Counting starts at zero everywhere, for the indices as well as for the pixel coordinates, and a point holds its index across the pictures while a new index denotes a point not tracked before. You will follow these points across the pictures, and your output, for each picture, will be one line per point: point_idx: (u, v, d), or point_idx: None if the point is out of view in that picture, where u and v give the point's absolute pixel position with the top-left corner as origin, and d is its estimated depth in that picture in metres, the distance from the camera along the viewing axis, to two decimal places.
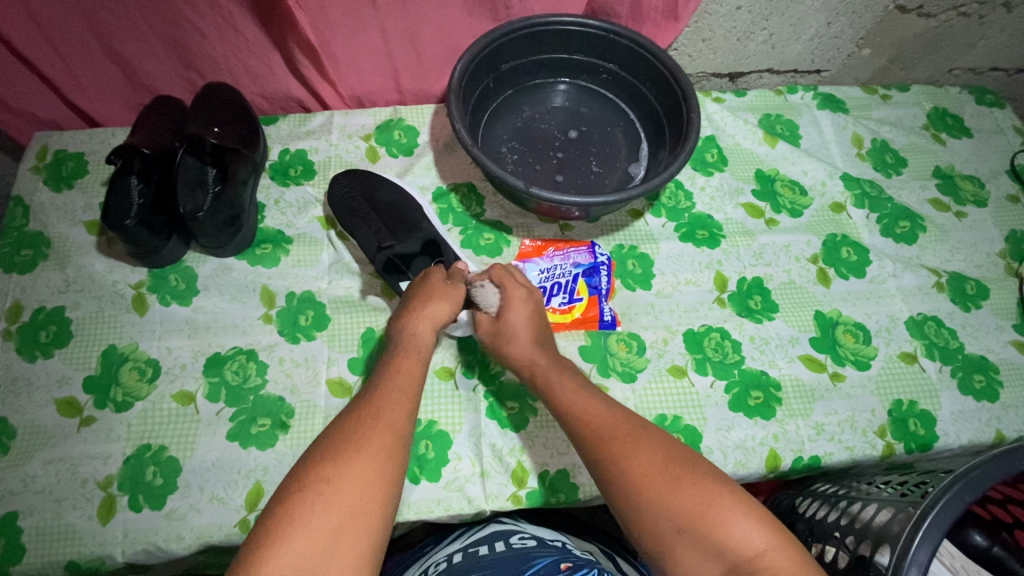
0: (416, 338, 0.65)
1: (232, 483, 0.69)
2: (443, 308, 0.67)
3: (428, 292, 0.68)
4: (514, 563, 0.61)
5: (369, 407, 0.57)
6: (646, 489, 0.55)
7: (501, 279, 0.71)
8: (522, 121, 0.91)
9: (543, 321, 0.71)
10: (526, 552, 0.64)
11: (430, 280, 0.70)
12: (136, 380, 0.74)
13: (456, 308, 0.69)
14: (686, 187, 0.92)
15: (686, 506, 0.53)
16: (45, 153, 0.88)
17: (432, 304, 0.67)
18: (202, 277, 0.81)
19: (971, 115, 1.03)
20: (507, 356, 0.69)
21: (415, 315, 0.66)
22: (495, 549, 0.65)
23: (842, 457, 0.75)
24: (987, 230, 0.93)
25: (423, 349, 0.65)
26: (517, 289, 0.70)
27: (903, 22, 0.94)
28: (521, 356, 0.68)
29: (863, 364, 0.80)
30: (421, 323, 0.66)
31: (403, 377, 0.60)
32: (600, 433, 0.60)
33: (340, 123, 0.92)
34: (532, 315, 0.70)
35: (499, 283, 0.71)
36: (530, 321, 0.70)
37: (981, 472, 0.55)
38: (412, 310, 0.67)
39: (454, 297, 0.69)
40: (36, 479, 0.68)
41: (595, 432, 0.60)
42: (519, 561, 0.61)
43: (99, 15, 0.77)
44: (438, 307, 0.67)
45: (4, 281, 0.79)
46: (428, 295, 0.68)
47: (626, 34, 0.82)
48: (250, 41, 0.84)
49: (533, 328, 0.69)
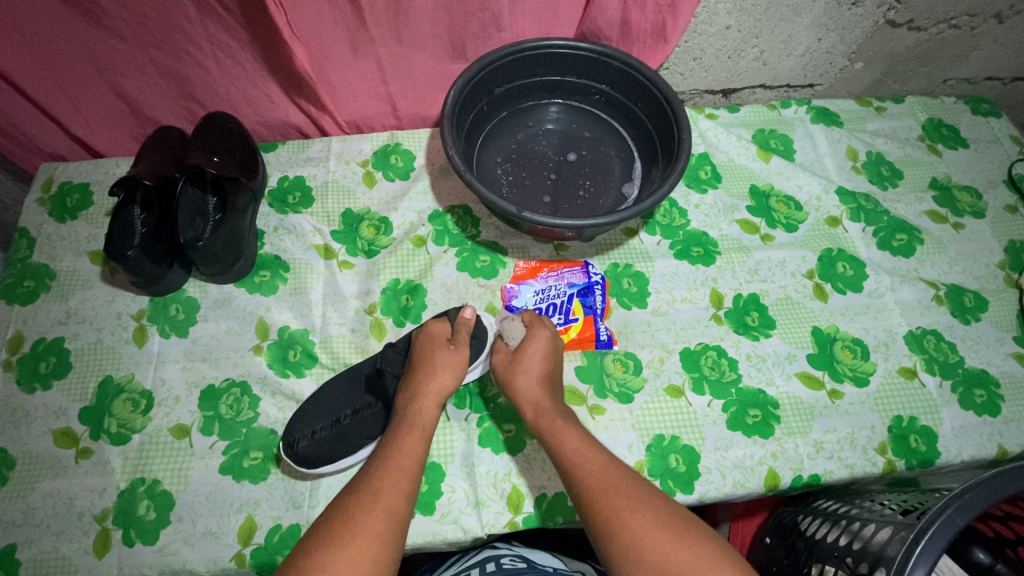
0: (422, 415, 0.67)
1: (224, 517, 0.69)
2: (447, 379, 0.69)
3: (434, 363, 0.69)
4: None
5: (383, 467, 0.62)
6: (633, 534, 0.57)
7: (531, 319, 0.76)
8: (517, 143, 0.92)
9: (558, 360, 0.74)
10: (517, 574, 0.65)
11: (437, 350, 0.71)
12: (129, 412, 0.75)
13: (462, 375, 0.71)
14: (680, 205, 0.92)
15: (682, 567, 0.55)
16: (51, 184, 0.90)
17: (438, 377, 0.69)
18: (202, 307, 0.82)
19: (968, 125, 1.03)
20: (515, 390, 0.70)
21: (422, 384, 0.68)
22: (484, 573, 0.67)
23: (842, 475, 0.74)
24: (986, 242, 0.92)
25: (428, 417, 0.67)
26: (542, 331, 0.74)
27: (894, 35, 0.94)
28: (530, 393, 0.69)
29: (862, 380, 0.80)
30: (428, 397, 0.68)
31: (413, 440, 0.65)
32: (594, 479, 0.62)
33: (337, 149, 0.94)
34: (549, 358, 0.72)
35: (529, 323, 0.76)
36: (547, 360, 0.72)
37: (973, 496, 0.55)
38: (416, 382, 0.69)
39: (458, 365, 0.70)
40: (36, 512, 0.70)
41: (572, 463, 0.63)
42: None
43: (103, 52, 0.79)
44: (446, 377, 0.69)
45: (7, 313, 0.81)
46: (435, 366, 0.69)
47: (616, 56, 0.84)
48: (249, 73, 0.86)
49: (547, 367, 0.72)
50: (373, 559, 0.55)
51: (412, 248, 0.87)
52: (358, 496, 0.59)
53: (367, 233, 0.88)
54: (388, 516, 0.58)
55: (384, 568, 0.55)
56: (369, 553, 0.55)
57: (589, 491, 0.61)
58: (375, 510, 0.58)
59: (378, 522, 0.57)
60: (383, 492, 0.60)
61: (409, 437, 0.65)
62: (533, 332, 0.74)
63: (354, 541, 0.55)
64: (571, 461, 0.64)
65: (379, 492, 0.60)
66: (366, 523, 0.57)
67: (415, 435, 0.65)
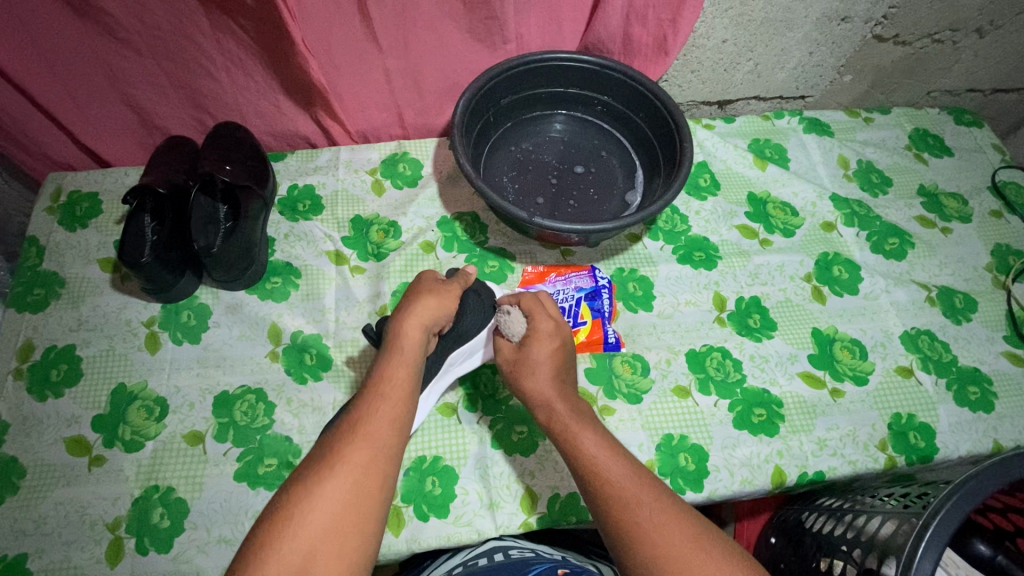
0: (405, 336, 0.67)
1: (238, 524, 0.69)
2: (432, 305, 0.70)
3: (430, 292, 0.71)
4: (515, 569, 0.63)
5: (374, 389, 0.63)
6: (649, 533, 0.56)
7: (532, 306, 0.76)
8: (522, 152, 0.95)
9: (567, 352, 0.74)
10: (525, 561, 0.65)
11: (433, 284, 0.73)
12: (142, 419, 0.75)
13: (452, 306, 0.73)
14: (682, 211, 0.95)
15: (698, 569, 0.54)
16: (60, 194, 0.90)
17: (429, 305, 0.70)
18: (214, 314, 0.83)
19: (952, 135, 1.07)
20: (524, 391, 0.71)
21: (408, 310, 0.69)
22: (494, 560, 0.67)
23: (846, 471, 0.76)
24: (973, 245, 0.96)
25: (414, 344, 0.67)
26: (545, 322, 0.74)
27: (881, 49, 0.99)
28: (541, 392, 0.70)
29: (862, 379, 0.83)
30: (419, 325, 0.68)
31: (400, 363, 0.65)
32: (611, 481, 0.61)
33: (346, 158, 0.96)
34: (554, 349, 0.73)
35: (528, 311, 0.75)
36: (556, 356, 0.73)
37: (977, 482, 0.57)
38: (404, 308, 0.70)
39: (444, 297, 0.72)
40: (47, 521, 0.69)
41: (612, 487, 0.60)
42: (520, 567, 0.63)
43: (116, 64, 0.81)
44: (438, 307, 0.71)
45: (16, 321, 0.81)
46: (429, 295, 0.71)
47: (619, 68, 0.87)
48: (260, 84, 0.87)
49: (554, 363, 0.72)
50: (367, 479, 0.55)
51: (421, 252, 0.88)
52: (351, 420, 0.60)
53: (378, 238, 0.90)
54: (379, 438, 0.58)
55: (378, 487, 0.56)
56: (364, 472, 0.56)
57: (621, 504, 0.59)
58: (366, 431, 0.58)
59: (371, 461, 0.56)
60: (375, 415, 0.60)
61: (395, 361, 0.65)
62: (533, 326, 0.74)
63: (349, 462, 0.56)
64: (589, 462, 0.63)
65: (368, 417, 0.60)
66: (360, 444, 0.57)
67: (400, 359, 0.66)
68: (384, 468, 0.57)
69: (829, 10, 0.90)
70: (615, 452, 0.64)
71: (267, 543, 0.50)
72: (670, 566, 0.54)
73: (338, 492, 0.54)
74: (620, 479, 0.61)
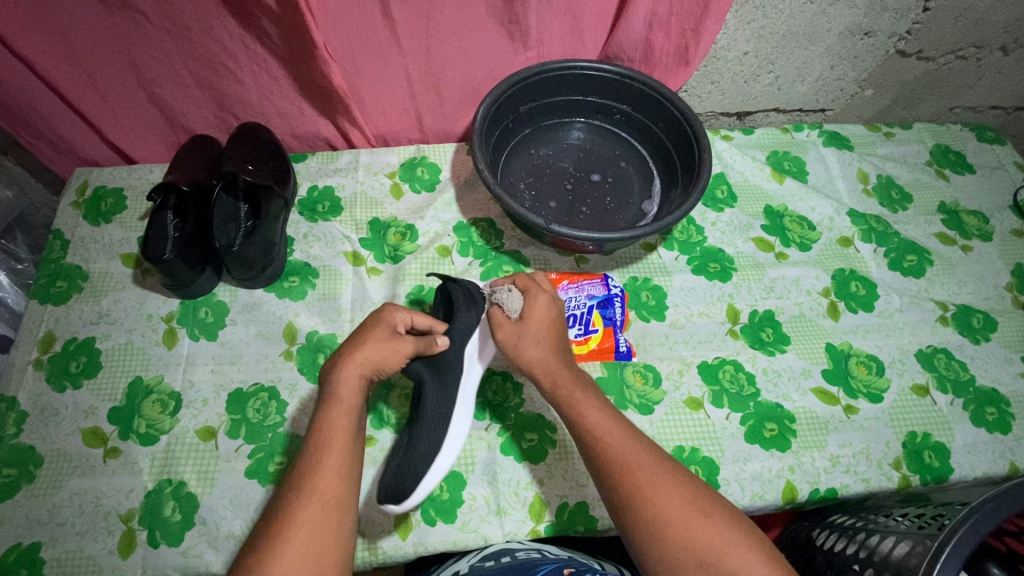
0: (343, 389, 0.64)
1: (248, 521, 0.70)
2: (372, 351, 0.66)
3: (365, 336, 0.67)
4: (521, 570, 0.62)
5: (315, 443, 0.60)
6: (653, 500, 0.58)
7: (526, 284, 0.75)
8: (539, 159, 0.95)
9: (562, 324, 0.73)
10: (529, 564, 0.64)
11: (377, 328, 0.68)
12: (158, 413, 0.76)
13: (392, 351, 0.68)
14: (697, 222, 0.95)
15: (705, 537, 0.56)
16: (85, 188, 0.92)
17: (366, 350, 0.66)
18: (231, 311, 0.84)
19: (974, 151, 1.06)
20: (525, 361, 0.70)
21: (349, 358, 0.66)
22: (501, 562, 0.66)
23: (858, 489, 0.76)
24: (993, 264, 0.95)
25: (354, 394, 0.64)
26: (540, 296, 0.73)
27: (904, 64, 0.98)
28: (543, 363, 0.69)
29: (876, 397, 0.82)
30: (353, 371, 0.65)
31: (340, 416, 0.62)
32: (612, 451, 0.62)
33: (366, 161, 0.97)
34: (552, 323, 0.72)
35: (524, 290, 0.75)
36: (552, 326, 0.72)
37: (995, 504, 0.56)
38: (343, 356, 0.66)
39: (384, 337, 0.68)
40: (62, 510, 0.70)
41: (616, 456, 0.61)
42: (526, 568, 0.63)
43: (145, 65, 0.82)
44: (377, 351, 0.67)
45: (39, 312, 0.82)
46: (364, 339, 0.67)
47: (639, 78, 0.87)
48: (283, 87, 0.89)
49: (550, 334, 0.71)
50: (321, 541, 0.54)
51: (437, 256, 0.89)
52: (294, 482, 0.58)
53: (394, 240, 0.90)
54: (326, 494, 0.57)
55: (336, 547, 0.55)
56: (313, 534, 0.54)
57: (626, 474, 0.60)
58: (311, 494, 0.56)
59: (336, 477, 0.58)
60: (320, 471, 0.58)
61: (335, 415, 0.62)
62: (531, 299, 0.73)
63: (298, 525, 0.54)
64: (591, 433, 0.63)
65: (311, 475, 0.58)
66: (304, 506, 0.55)
67: (340, 412, 0.62)
68: (337, 525, 0.56)
69: (851, 25, 0.89)
70: (614, 419, 0.64)
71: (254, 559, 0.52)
72: (676, 532, 0.56)
73: (289, 556, 0.52)
74: (622, 449, 0.62)
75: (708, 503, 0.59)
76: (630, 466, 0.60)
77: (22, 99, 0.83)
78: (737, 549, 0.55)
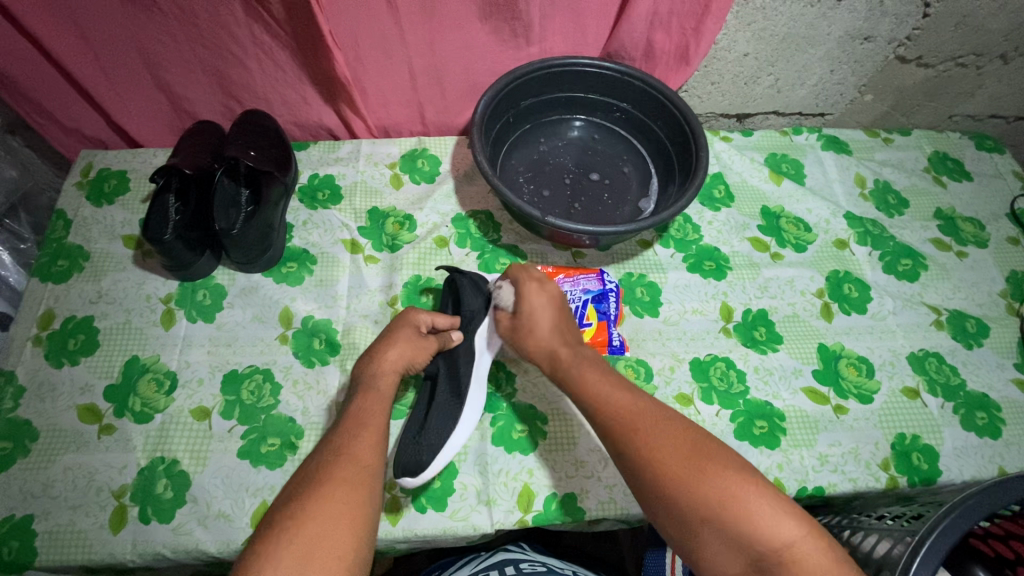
0: (374, 382, 0.69)
1: (239, 501, 0.71)
2: (398, 349, 0.71)
3: (393, 336, 0.72)
4: None
5: (347, 424, 0.64)
6: (641, 443, 0.59)
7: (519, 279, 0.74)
8: (539, 154, 0.96)
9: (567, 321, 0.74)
10: None
11: (400, 330, 0.73)
12: (154, 392, 0.77)
13: (410, 349, 0.72)
14: (694, 220, 0.96)
15: (708, 482, 0.56)
16: (89, 170, 0.94)
17: (394, 347, 0.72)
18: (229, 295, 0.85)
19: (972, 159, 1.07)
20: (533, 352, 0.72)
21: (377, 354, 0.71)
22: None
23: (846, 488, 0.76)
24: (988, 270, 0.95)
25: (385, 385, 0.69)
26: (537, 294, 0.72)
27: (903, 71, 0.99)
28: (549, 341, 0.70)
29: (866, 398, 0.82)
30: (385, 367, 0.70)
31: (372, 404, 0.66)
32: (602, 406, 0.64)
33: (367, 151, 0.98)
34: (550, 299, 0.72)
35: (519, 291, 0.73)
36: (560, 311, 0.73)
37: (976, 501, 0.57)
38: (374, 354, 0.71)
39: (405, 337, 0.73)
40: (56, 484, 0.71)
41: (620, 408, 0.63)
42: None
43: (153, 49, 0.84)
44: (401, 349, 0.72)
45: (40, 290, 0.84)
46: (392, 340, 0.72)
47: (639, 76, 0.88)
48: (288, 74, 0.89)
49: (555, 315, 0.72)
50: (346, 503, 0.55)
51: (434, 247, 0.90)
52: (324, 454, 0.61)
53: (392, 229, 0.91)
54: (353, 463, 0.59)
55: (361, 511, 0.56)
56: (340, 496, 0.56)
57: (619, 424, 0.62)
58: (340, 461, 0.59)
59: (366, 451, 0.61)
60: (350, 445, 0.61)
61: (367, 402, 0.67)
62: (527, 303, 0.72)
63: (326, 487, 0.56)
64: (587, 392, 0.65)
65: (341, 448, 0.61)
66: (333, 472, 0.58)
67: (372, 399, 0.67)
68: (363, 492, 0.57)
69: (851, 29, 0.90)
70: (614, 383, 0.66)
71: (282, 518, 0.54)
72: (676, 478, 0.57)
73: (314, 515, 0.53)
74: (614, 403, 0.63)
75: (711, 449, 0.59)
76: (634, 422, 0.61)
77: (31, 79, 0.85)
78: (741, 488, 0.55)
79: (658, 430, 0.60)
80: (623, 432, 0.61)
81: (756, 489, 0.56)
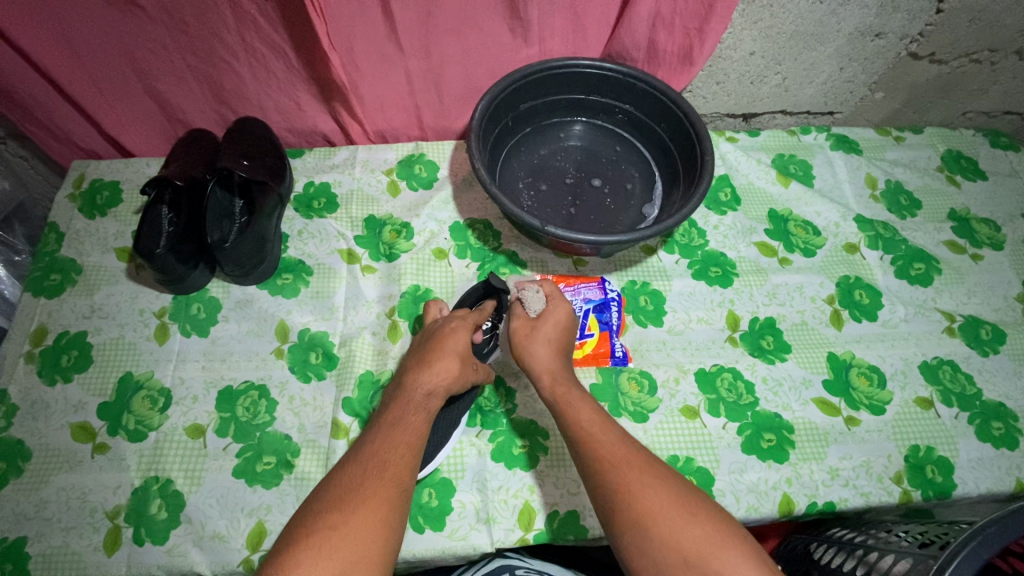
0: (418, 403, 0.65)
1: (234, 521, 0.69)
2: (447, 367, 0.68)
3: (443, 349, 0.69)
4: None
5: (387, 437, 0.61)
6: (627, 496, 0.57)
7: (551, 292, 0.77)
8: (539, 158, 0.94)
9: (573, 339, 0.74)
10: None
11: (455, 337, 0.70)
12: (147, 409, 0.76)
13: (458, 369, 0.68)
14: (699, 225, 0.93)
15: (686, 534, 0.54)
16: (82, 181, 0.92)
17: (441, 367, 0.67)
18: (224, 308, 0.83)
19: (986, 158, 1.03)
20: (533, 360, 0.71)
21: (426, 368, 0.68)
22: None
23: (858, 503, 0.74)
24: (1004, 274, 0.92)
25: (428, 402, 0.66)
26: (562, 306, 0.75)
27: (916, 67, 0.95)
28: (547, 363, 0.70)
29: (878, 408, 0.80)
30: (432, 387, 0.67)
31: (414, 418, 0.64)
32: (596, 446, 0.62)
33: (363, 157, 0.96)
34: (563, 331, 0.73)
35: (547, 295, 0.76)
36: (564, 334, 0.73)
37: (999, 527, 0.55)
38: (421, 368, 0.68)
39: (455, 351, 0.69)
40: (48, 505, 0.70)
41: (608, 458, 0.60)
42: None
43: (143, 58, 0.82)
44: (448, 367, 0.68)
45: (32, 305, 0.82)
46: (443, 353, 0.68)
47: (642, 77, 0.85)
48: (281, 81, 0.87)
49: (562, 340, 0.73)
50: (382, 526, 0.54)
51: (432, 258, 0.88)
52: (365, 466, 0.58)
53: (389, 237, 0.89)
54: (395, 482, 0.57)
55: (393, 534, 0.55)
56: (378, 519, 0.54)
57: (607, 467, 0.60)
58: (383, 477, 0.57)
59: (405, 468, 0.59)
60: (391, 459, 0.59)
61: (409, 415, 0.64)
62: (551, 306, 0.75)
63: (365, 505, 0.55)
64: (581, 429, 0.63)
65: (384, 461, 0.59)
66: (374, 490, 0.56)
67: (416, 415, 0.64)
68: (398, 515, 0.56)
69: (862, 26, 0.87)
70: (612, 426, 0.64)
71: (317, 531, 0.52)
72: (655, 533, 0.54)
73: (349, 536, 0.52)
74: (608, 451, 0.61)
75: (696, 503, 0.57)
76: (619, 470, 0.59)
77: (20, 91, 0.83)
78: (720, 550, 0.53)
79: (642, 480, 0.58)
80: (607, 477, 0.59)
81: (735, 549, 0.53)
